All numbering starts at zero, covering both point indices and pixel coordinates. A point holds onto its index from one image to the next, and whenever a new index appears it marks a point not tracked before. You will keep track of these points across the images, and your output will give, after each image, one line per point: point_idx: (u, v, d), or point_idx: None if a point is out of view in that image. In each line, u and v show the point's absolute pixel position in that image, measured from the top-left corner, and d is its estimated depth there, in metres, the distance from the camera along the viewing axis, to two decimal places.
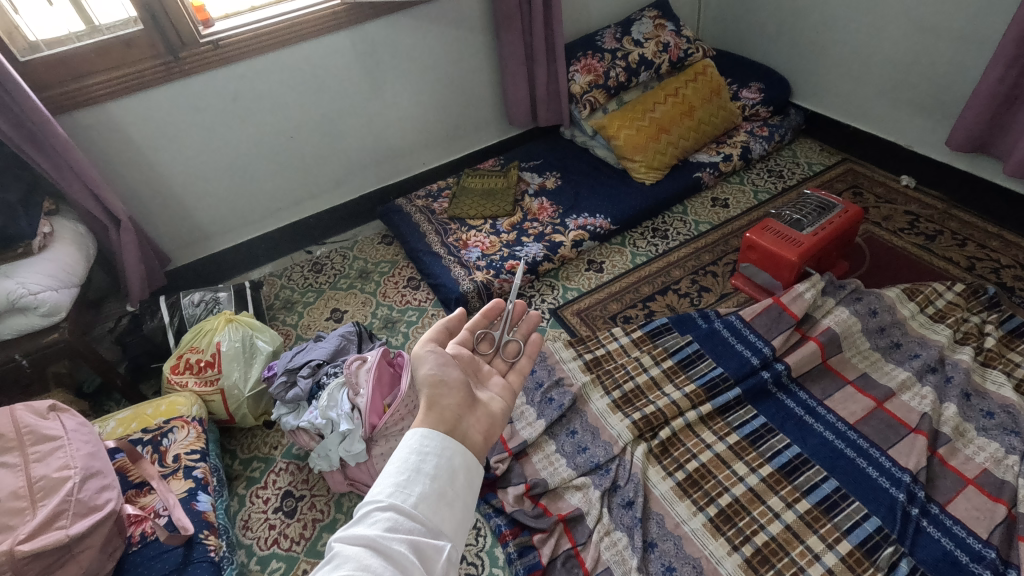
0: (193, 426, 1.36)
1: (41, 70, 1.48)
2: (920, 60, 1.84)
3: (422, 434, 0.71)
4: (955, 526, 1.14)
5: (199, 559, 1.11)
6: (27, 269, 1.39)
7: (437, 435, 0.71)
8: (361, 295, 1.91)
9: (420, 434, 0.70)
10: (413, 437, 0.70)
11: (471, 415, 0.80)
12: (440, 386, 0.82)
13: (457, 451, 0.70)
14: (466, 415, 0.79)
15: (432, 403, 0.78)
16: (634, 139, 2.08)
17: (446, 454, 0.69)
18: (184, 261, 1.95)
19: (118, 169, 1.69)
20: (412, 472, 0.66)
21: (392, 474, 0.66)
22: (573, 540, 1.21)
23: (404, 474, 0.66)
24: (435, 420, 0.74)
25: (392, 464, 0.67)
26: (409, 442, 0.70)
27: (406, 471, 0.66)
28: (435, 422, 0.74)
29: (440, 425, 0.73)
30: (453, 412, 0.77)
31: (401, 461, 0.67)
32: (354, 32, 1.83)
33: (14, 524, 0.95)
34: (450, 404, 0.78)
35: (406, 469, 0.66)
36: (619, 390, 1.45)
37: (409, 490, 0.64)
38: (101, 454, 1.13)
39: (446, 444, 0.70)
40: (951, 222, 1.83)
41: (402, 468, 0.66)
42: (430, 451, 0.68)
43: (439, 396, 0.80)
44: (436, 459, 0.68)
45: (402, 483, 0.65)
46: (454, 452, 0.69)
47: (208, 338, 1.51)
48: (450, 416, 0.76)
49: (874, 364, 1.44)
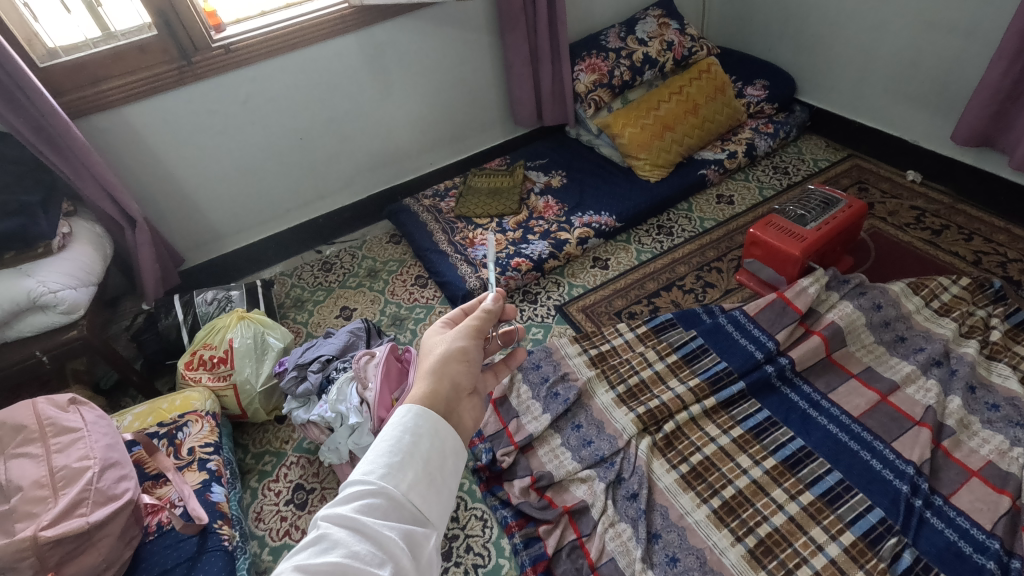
0: (206, 420, 1.40)
1: (59, 76, 1.53)
2: (924, 55, 1.84)
3: (415, 413, 0.70)
4: (959, 518, 1.14)
5: (213, 548, 1.13)
6: (47, 268, 1.44)
7: (431, 416, 0.70)
8: (370, 293, 1.94)
9: (414, 414, 0.70)
10: (407, 416, 0.69)
11: (467, 399, 0.81)
12: (460, 362, 0.84)
13: (448, 433, 0.71)
14: (463, 399, 0.80)
15: (449, 377, 0.80)
16: (639, 137, 2.10)
17: (438, 438, 0.69)
18: (197, 261, 2.00)
19: (133, 171, 1.73)
20: (404, 454, 0.66)
21: (384, 454, 0.66)
22: (578, 532, 1.23)
23: (396, 458, 0.65)
24: (431, 402, 0.75)
25: (384, 443, 0.66)
26: (402, 421, 0.69)
27: (398, 454, 0.66)
28: (432, 405, 0.74)
29: (437, 406, 0.74)
30: (462, 404, 0.79)
31: (395, 441, 0.67)
32: (362, 35, 1.86)
33: (37, 512, 0.99)
34: (458, 389, 0.80)
35: (399, 451, 0.66)
36: (624, 384, 1.46)
37: (402, 474, 0.65)
38: (119, 445, 1.16)
39: (439, 427, 0.70)
40: (957, 217, 1.83)
41: (395, 449, 0.66)
42: (423, 434, 0.68)
43: (460, 372, 0.82)
44: (429, 443, 0.68)
45: (394, 466, 0.65)
46: (447, 436, 0.70)
47: (221, 335, 1.55)
48: (447, 398, 0.77)
49: (878, 358, 1.44)
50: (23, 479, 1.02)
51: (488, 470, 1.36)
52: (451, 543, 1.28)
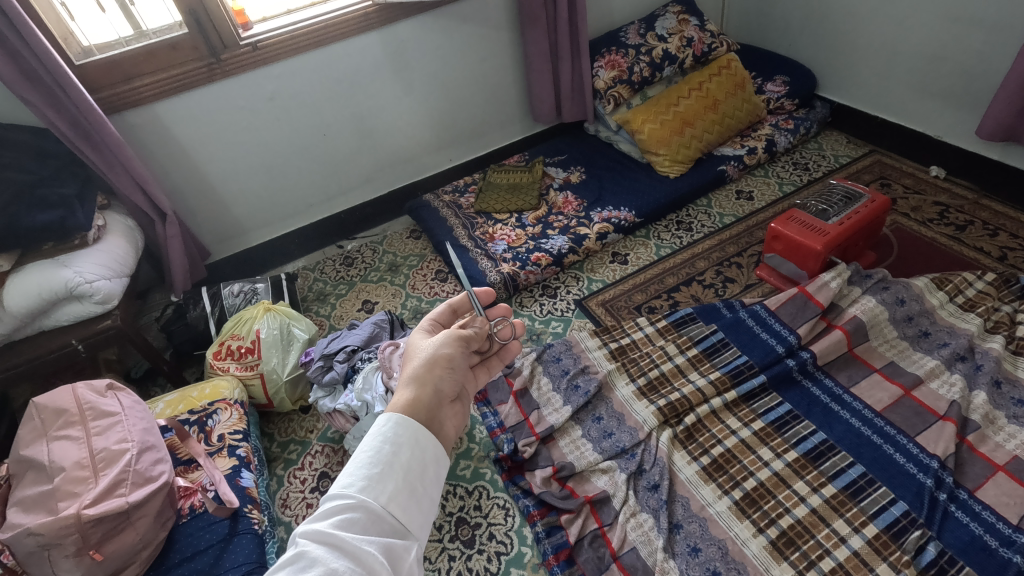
0: (235, 408, 1.43)
1: (94, 73, 1.57)
2: (950, 49, 1.82)
3: (395, 423, 0.72)
4: (984, 512, 1.14)
5: (244, 531, 1.16)
6: (82, 259, 1.48)
7: (411, 425, 0.73)
8: (391, 287, 1.97)
9: (394, 423, 0.72)
10: (387, 425, 0.72)
11: (448, 406, 0.84)
12: (443, 367, 0.88)
13: (429, 441, 0.73)
14: (445, 405, 0.83)
15: (431, 383, 0.83)
16: (658, 133, 2.10)
17: (418, 447, 0.72)
18: (223, 254, 2.04)
19: (163, 165, 1.78)
20: (384, 465, 0.68)
21: (363, 466, 0.67)
22: (599, 521, 1.24)
23: (377, 469, 0.67)
24: (413, 409, 0.77)
25: (364, 453, 0.68)
26: (381, 431, 0.71)
27: (378, 465, 0.68)
28: (413, 413, 0.76)
29: (419, 414, 0.77)
30: (444, 410, 0.82)
31: (375, 451, 0.69)
32: (384, 32, 1.89)
33: (79, 491, 1.03)
34: (441, 395, 0.83)
35: (380, 462, 0.68)
36: (644, 377, 1.48)
37: (381, 486, 0.66)
38: (155, 430, 1.20)
39: (419, 436, 0.72)
40: (982, 212, 1.81)
41: (375, 460, 0.68)
42: (403, 443, 0.71)
43: (442, 377, 0.86)
44: (409, 452, 0.70)
45: (373, 478, 0.67)
46: (427, 445, 0.72)
47: (248, 325, 1.58)
48: (429, 405, 0.79)
49: (902, 353, 1.44)
50: (66, 460, 1.05)
51: (510, 460, 1.37)
52: (474, 531, 1.30)
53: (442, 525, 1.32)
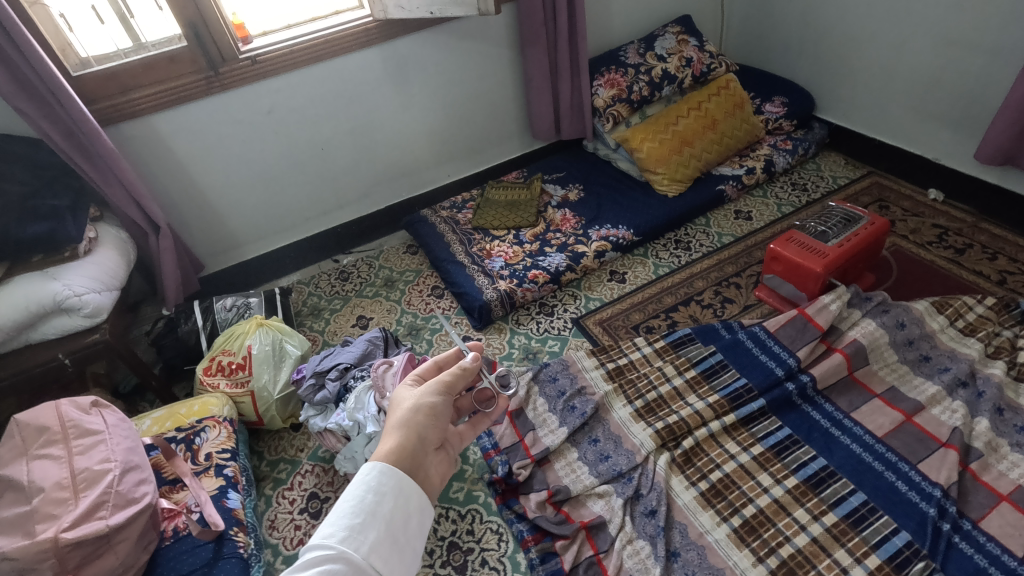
0: (224, 426, 1.40)
1: (91, 85, 1.56)
2: (949, 72, 1.83)
3: (379, 472, 0.70)
4: (989, 543, 1.11)
5: (229, 555, 1.13)
6: (71, 272, 1.46)
7: (396, 473, 0.71)
8: (386, 303, 1.95)
9: (378, 472, 0.70)
10: (370, 474, 0.69)
11: (433, 454, 0.82)
12: (427, 416, 0.85)
13: (413, 491, 0.71)
14: (430, 453, 0.81)
15: (415, 430, 0.81)
16: (657, 151, 2.09)
17: (402, 496, 0.69)
18: (217, 267, 2.02)
19: (159, 178, 1.76)
20: (366, 515, 0.66)
21: (345, 515, 0.65)
22: (595, 548, 1.21)
23: (359, 517, 0.65)
24: (397, 457, 0.75)
25: (347, 502, 0.66)
26: (364, 479, 0.69)
27: (360, 514, 0.65)
28: (398, 462, 0.74)
29: (403, 463, 0.74)
30: (429, 456, 0.79)
31: (358, 500, 0.66)
32: (384, 49, 1.89)
33: (58, 513, 1.00)
34: (426, 443, 0.80)
35: (362, 511, 0.65)
36: (642, 399, 1.45)
37: (364, 536, 0.64)
38: (139, 449, 1.17)
39: (403, 484, 0.70)
40: (981, 236, 1.81)
41: (357, 509, 0.65)
42: (387, 492, 0.68)
43: (426, 425, 0.83)
44: (393, 501, 0.68)
45: (355, 528, 0.64)
46: (411, 493, 0.70)
47: (239, 340, 1.55)
48: (414, 452, 0.77)
49: (902, 377, 1.42)
50: (45, 481, 1.02)
51: (503, 482, 1.34)
52: (466, 556, 1.26)
53: (433, 549, 1.28)
